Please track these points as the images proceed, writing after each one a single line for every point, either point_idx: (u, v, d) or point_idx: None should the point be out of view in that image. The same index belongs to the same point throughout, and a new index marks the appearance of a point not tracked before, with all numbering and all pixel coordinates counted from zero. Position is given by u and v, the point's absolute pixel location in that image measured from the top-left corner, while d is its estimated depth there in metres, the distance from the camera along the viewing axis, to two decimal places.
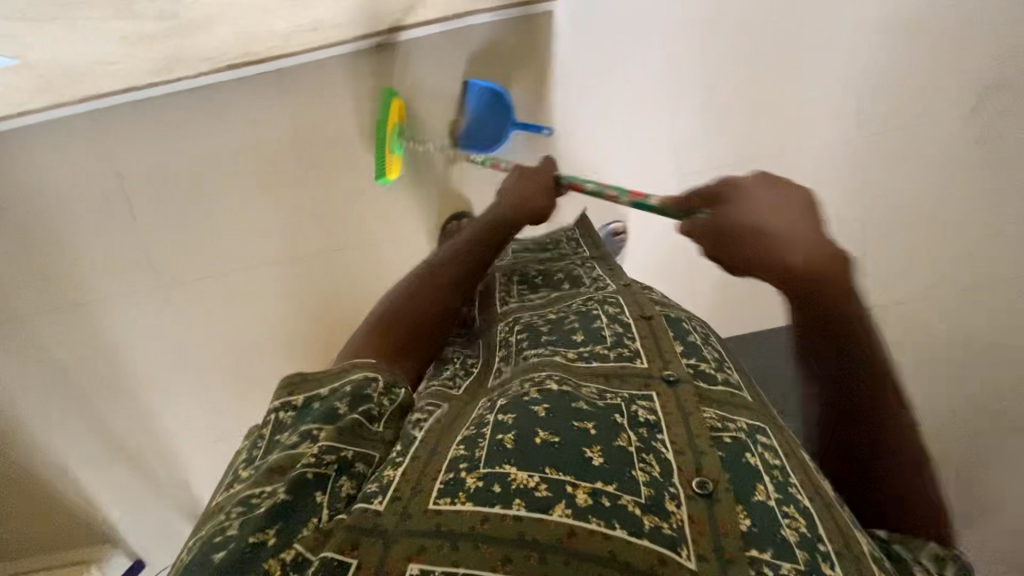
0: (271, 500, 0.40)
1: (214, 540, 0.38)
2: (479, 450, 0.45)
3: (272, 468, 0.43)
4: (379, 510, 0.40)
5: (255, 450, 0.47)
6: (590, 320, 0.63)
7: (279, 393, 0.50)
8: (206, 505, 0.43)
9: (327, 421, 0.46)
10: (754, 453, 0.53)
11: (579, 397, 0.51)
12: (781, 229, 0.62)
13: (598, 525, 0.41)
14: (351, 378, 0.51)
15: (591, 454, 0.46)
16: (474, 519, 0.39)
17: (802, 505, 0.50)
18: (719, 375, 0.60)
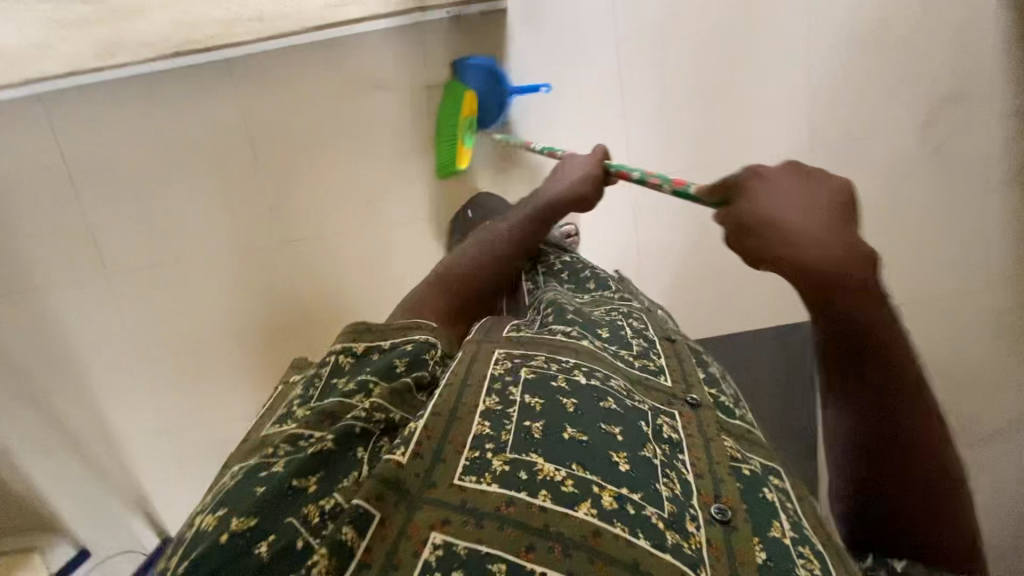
0: (318, 446, 0.39)
1: (259, 473, 0.38)
2: (504, 433, 0.42)
3: (323, 412, 0.42)
4: (401, 462, 0.38)
5: (310, 389, 0.45)
6: (617, 327, 0.60)
7: (344, 335, 0.49)
8: (257, 430, 0.43)
9: (383, 377, 0.45)
10: (770, 489, 0.50)
11: (607, 395, 0.48)
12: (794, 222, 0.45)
13: (623, 531, 0.38)
14: (413, 339, 0.49)
15: (618, 459, 0.43)
16: (500, 500, 0.37)
17: (817, 547, 0.46)
18: (738, 410, 0.57)
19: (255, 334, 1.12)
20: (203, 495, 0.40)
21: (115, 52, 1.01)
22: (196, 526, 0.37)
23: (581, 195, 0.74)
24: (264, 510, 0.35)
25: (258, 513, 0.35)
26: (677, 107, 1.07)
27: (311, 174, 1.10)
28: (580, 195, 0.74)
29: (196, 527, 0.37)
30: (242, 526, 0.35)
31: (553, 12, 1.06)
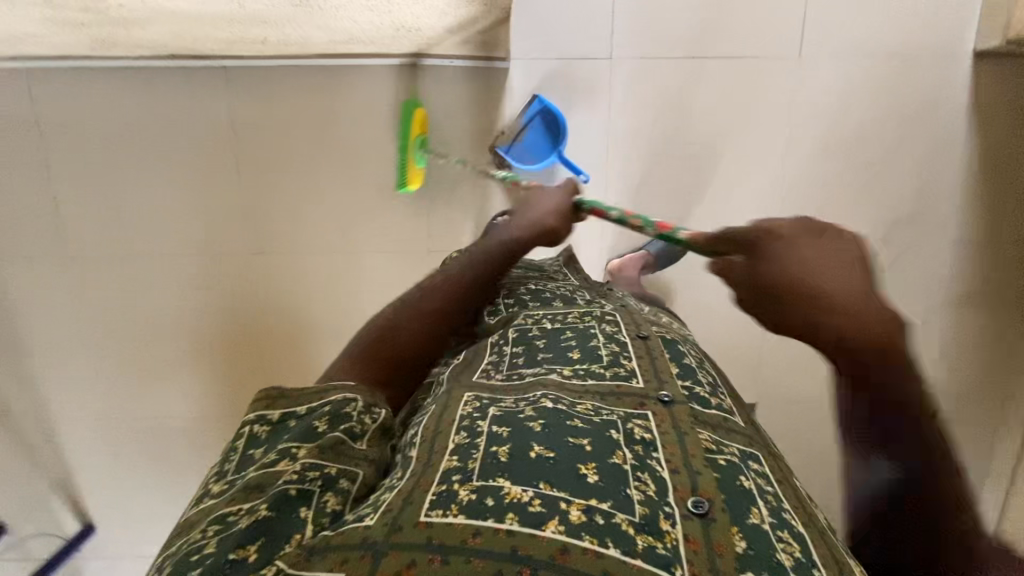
0: (252, 517, 0.39)
1: (193, 558, 0.37)
2: (472, 462, 0.44)
3: (249, 487, 0.42)
4: (369, 525, 0.39)
5: (228, 464, 0.47)
6: (587, 338, 0.64)
7: (256, 406, 0.52)
8: (180, 518, 0.43)
9: (305, 439, 0.46)
10: (747, 476, 0.51)
11: (573, 414, 0.51)
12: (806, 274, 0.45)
13: (591, 544, 0.40)
14: (329, 399, 0.50)
15: (585, 471, 0.45)
16: (466, 532, 0.39)
17: (795, 530, 0.48)
18: (713, 399, 0.59)
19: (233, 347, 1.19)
20: None
21: (111, 48, 1.02)
22: None
23: (554, 228, 0.76)
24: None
25: None
26: (663, 170, 1.13)
27: (293, 195, 1.13)
28: (548, 228, 0.75)
29: None
30: None
31: (562, 82, 1.10)
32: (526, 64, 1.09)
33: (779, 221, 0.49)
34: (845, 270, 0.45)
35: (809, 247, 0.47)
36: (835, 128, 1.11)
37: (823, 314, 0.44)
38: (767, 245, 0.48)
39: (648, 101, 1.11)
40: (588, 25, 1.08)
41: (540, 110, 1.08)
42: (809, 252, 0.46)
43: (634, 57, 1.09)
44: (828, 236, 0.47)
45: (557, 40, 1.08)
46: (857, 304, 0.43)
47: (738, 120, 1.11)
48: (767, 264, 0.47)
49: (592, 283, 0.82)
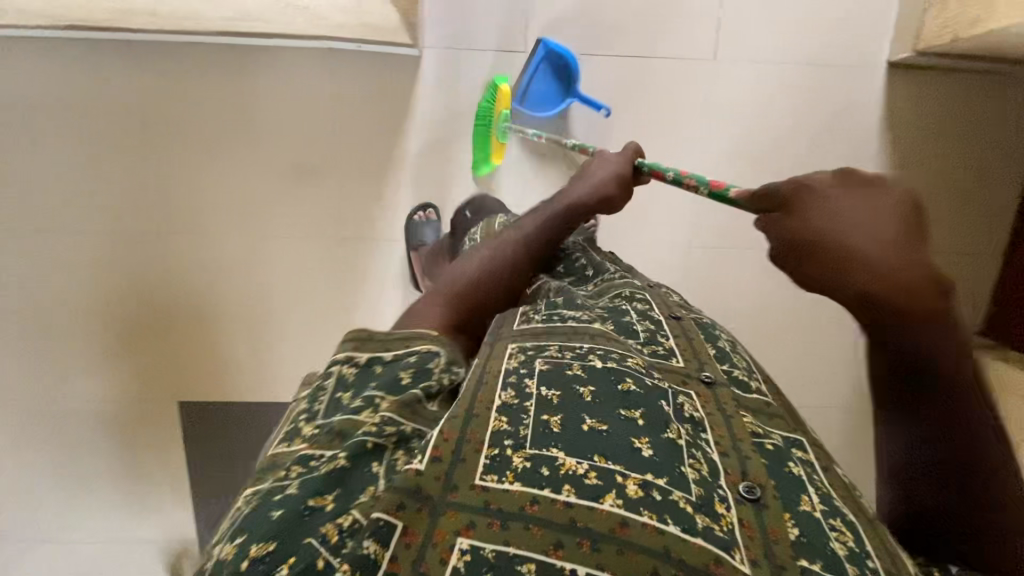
0: (331, 464, 0.38)
1: (273, 498, 0.37)
2: (522, 428, 0.41)
3: (333, 431, 0.41)
4: (419, 469, 0.37)
5: (316, 404, 0.45)
6: (620, 314, 0.62)
7: (346, 346, 0.49)
8: (267, 455, 0.42)
9: (390, 391, 0.44)
10: (795, 462, 0.49)
11: (625, 377, 0.48)
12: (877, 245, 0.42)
13: (651, 519, 0.38)
14: (415, 350, 0.48)
15: (640, 444, 0.42)
16: (524, 499, 0.36)
17: (846, 518, 0.46)
18: (751, 382, 0.58)
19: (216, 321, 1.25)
20: (220, 523, 0.40)
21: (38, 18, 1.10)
22: (214, 556, 0.36)
23: (612, 195, 0.75)
24: (284, 534, 0.34)
25: (275, 538, 0.34)
26: (592, 130, 1.20)
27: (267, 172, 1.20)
28: (608, 195, 0.75)
29: (214, 558, 0.36)
30: (262, 551, 0.34)
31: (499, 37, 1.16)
32: (438, 52, 1.17)
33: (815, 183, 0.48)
34: (882, 221, 0.43)
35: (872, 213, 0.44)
36: (747, 99, 1.19)
37: (862, 275, 0.42)
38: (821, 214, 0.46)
39: (558, 89, 1.18)
40: (497, 16, 1.16)
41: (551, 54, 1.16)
42: (840, 206, 0.45)
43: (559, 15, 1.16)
44: (864, 189, 0.46)
45: (467, 28, 1.16)
46: (887, 254, 0.42)
47: (660, 102, 1.18)
48: (797, 221, 0.47)
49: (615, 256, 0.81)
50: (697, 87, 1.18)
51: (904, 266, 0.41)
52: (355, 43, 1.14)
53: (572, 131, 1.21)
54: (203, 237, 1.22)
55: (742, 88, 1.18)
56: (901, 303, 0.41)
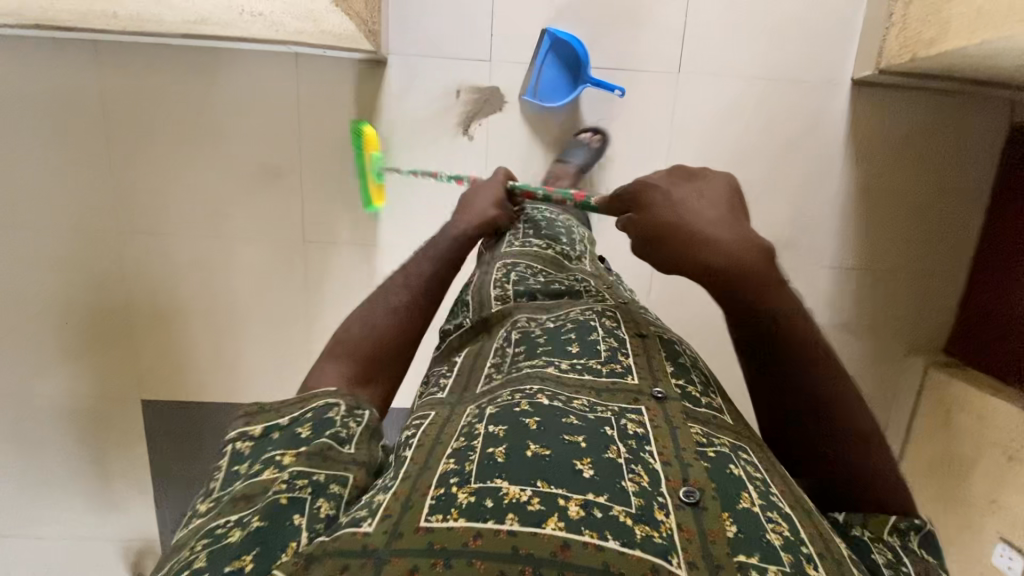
0: (243, 529, 0.40)
1: (183, 574, 0.38)
2: (468, 464, 0.44)
3: (236, 497, 0.43)
4: (367, 532, 0.39)
5: (214, 482, 0.46)
6: (587, 331, 0.65)
7: (235, 422, 0.49)
8: (169, 542, 0.42)
9: (290, 446, 0.46)
10: (736, 464, 0.52)
11: (569, 412, 0.51)
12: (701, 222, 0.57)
13: (591, 537, 0.40)
14: (310, 406, 0.50)
15: (582, 466, 0.45)
16: (467, 535, 0.39)
17: (782, 510, 0.49)
18: (704, 398, 0.60)
19: (218, 321, 1.35)
20: None
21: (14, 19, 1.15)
22: None
23: (493, 216, 0.83)
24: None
25: None
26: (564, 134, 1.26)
27: (259, 179, 1.28)
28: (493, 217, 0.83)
29: None
30: None
31: (470, 50, 1.23)
32: (400, 61, 1.24)
33: (651, 178, 0.62)
34: (708, 205, 0.58)
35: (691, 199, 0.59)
36: (718, 103, 1.23)
37: (699, 243, 0.56)
38: (656, 203, 0.60)
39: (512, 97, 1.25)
40: (461, 31, 1.23)
41: (551, 44, 1.20)
42: (677, 196, 0.60)
43: (527, 28, 1.22)
44: (695, 183, 0.61)
45: (432, 40, 1.23)
46: (721, 230, 0.56)
47: (634, 105, 1.24)
48: (645, 211, 0.60)
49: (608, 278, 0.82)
50: (668, 89, 1.23)
51: (733, 236, 0.55)
52: (319, 49, 1.19)
53: (582, 114, 1.26)
54: (203, 241, 1.31)
55: (712, 88, 1.23)
56: (732, 268, 0.54)
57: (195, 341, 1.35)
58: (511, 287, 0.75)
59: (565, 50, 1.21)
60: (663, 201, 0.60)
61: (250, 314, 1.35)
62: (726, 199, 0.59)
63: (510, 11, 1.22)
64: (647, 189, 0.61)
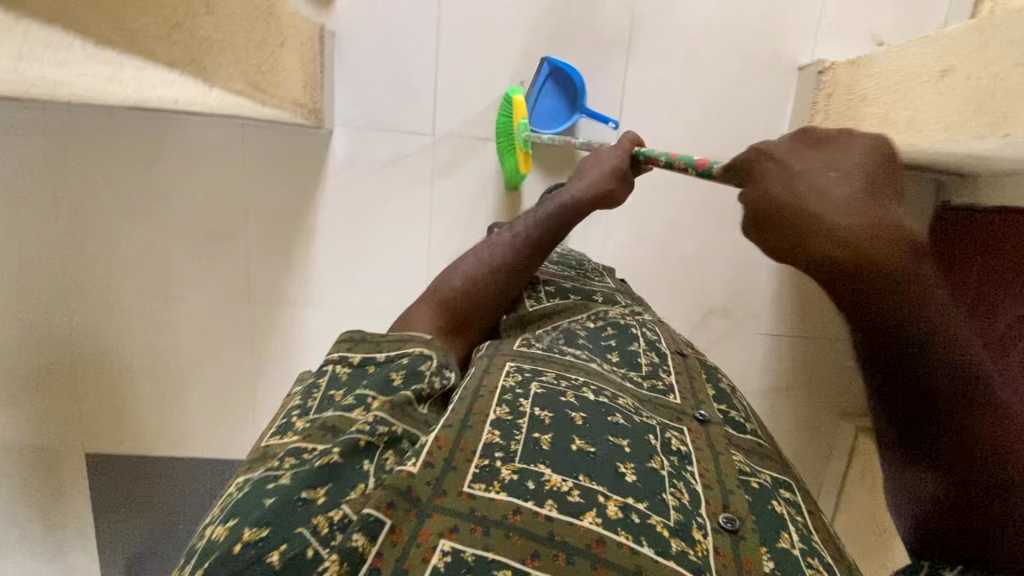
0: (325, 458, 0.41)
1: (267, 485, 0.40)
2: (514, 443, 0.44)
3: (326, 427, 0.45)
4: (412, 471, 0.40)
5: (310, 400, 0.49)
6: (628, 342, 0.64)
7: (340, 347, 0.53)
8: (261, 446, 0.45)
9: (381, 391, 0.47)
10: (779, 501, 0.51)
11: (615, 411, 0.51)
12: (823, 197, 0.42)
13: (627, 540, 0.40)
14: (408, 352, 0.51)
15: (625, 469, 0.45)
16: (507, 508, 0.39)
17: (824, 559, 0.48)
18: (748, 424, 0.60)
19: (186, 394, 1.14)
20: (213, 508, 0.42)
21: None
22: (207, 535, 0.39)
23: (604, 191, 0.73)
24: (273, 521, 0.37)
25: (269, 523, 0.37)
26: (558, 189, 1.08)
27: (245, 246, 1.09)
28: (606, 191, 0.73)
29: (207, 535, 0.39)
30: (255, 535, 0.36)
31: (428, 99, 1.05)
32: (348, 130, 1.05)
33: (773, 143, 0.47)
34: (838, 179, 0.42)
35: (816, 161, 0.44)
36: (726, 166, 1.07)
37: (811, 224, 0.42)
38: (765, 166, 0.46)
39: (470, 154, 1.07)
40: (401, 101, 1.05)
41: (550, 73, 1.02)
42: (797, 168, 0.45)
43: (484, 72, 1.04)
44: (824, 150, 0.45)
45: (375, 109, 1.05)
46: (847, 212, 0.41)
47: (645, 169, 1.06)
48: (755, 187, 0.46)
49: (630, 292, 0.79)
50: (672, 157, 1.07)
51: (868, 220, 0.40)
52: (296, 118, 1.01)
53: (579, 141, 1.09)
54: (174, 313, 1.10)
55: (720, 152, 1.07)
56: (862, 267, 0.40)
57: (162, 400, 1.14)
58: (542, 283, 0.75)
59: (564, 79, 1.03)
60: (777, 165, 0.46)
61: (199, 379, 1.14)
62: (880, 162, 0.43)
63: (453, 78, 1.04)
64: (760, 151, 0.47)
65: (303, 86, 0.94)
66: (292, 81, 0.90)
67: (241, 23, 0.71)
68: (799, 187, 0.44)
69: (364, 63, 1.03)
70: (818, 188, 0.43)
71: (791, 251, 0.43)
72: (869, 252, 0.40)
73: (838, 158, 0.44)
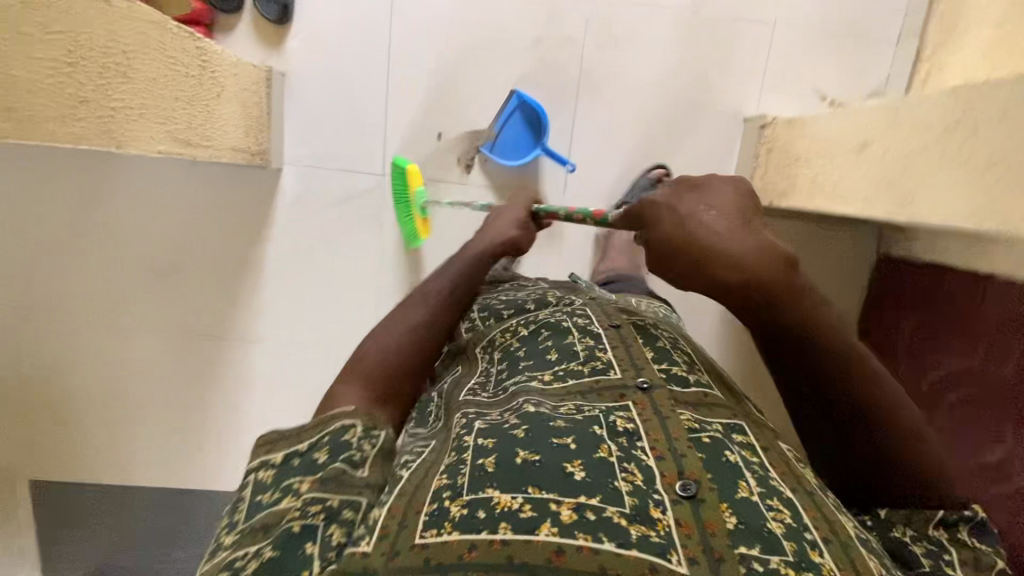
0: (259, 560, 0.41)
1: None
2: (461, 478, 0.46)
3: (256, 530, 0.43)
4: (366, 551, 0.40)
5: (235, 514, 0.46)
6: (563, 337, 0.66)
7: (258, 452, 0.50)
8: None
9: (307, 473, 0.46)
10: (732, 450, 0.53)
11: (556, 416, 0.53)
12: (716, 238, 0.53)
13: (586, 541, 0.42)
14: (327, 429, 0.49)
15: (573, 468, 0.46)
16: (461, 548, 0.40)
17: (784, 495, 0.50)
18: (692, 376, 0.62)
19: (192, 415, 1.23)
20: None
21: None
22: None
23: (516, 238, 0.80)
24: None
25: None
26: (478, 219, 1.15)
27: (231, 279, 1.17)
28: (513, 237, 0.80)
29: None
30: None
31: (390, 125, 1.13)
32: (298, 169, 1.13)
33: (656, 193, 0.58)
34: (717, 216, 0.54)
35: (699, 206, 0.56)
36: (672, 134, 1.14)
37: (714, 261, 0.53)
38: (657, 215, 0.57)
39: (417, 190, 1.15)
40: (344, 137, 1.13)
41: (518, 105, 1.10)
42: (683, 210, 0.56)
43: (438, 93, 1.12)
44: (702, 193, 0.57)
45: (326, 148, 1.13)
46: (734, 243, 0.53)
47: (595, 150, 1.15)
48: (654, 234, 0.57)
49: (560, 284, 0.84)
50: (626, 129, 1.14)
51: (752, 246, 0.53)
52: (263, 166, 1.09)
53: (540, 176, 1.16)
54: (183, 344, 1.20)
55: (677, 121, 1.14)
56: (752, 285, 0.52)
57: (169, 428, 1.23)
58: (477, 313, 0.77)
59: (531, 113, 1.11)
60: (668, 213, 0.56)
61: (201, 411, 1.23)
62: (744, 198, 0.56)
63: (395, 113, 1.12)
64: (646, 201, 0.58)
65: (246, 131, 0.99)
66: (226, 133, 0.92)
67: (168, 83, 0.76)
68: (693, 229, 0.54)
69: (325, 92, 1.11)
70: (706, 229, 0.54)
71: (692, 281, 0.55)
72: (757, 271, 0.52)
73: (715, 198, 0.56)
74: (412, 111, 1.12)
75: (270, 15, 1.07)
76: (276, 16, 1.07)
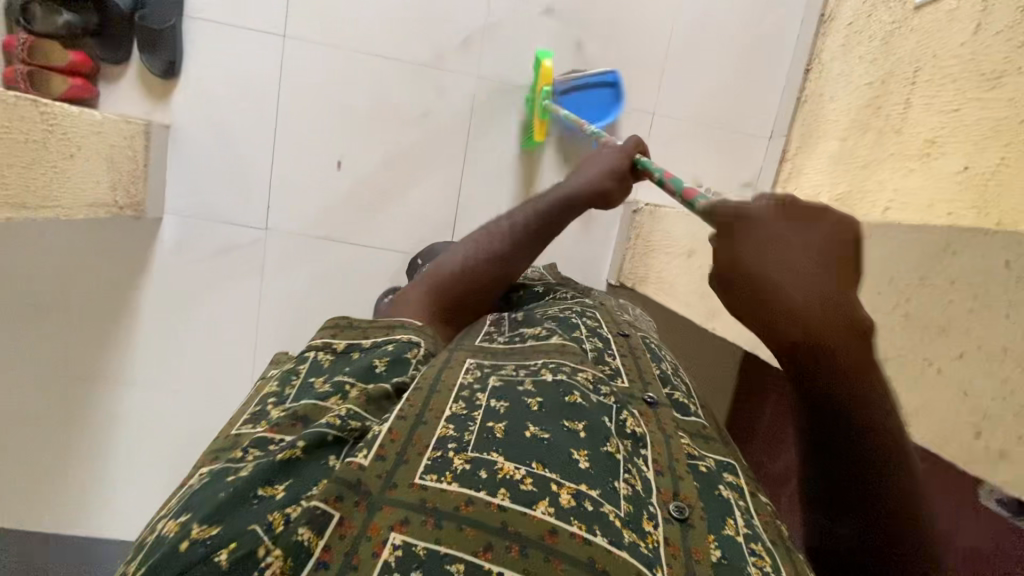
0: (290, 450, 0.40)
1: (225, 478, 0.39)
2: (467, 434, 0.44)
3: (297, 416, 0.44)
4: (362, 465, 0.39)
5: (288, 387, 0.49)
6: (571, 328, 0.65)
7: (325, 333, 0.55)
8: (231, 435, 0.45)
9: (362, 378, 0.49)
10: (724, 486, 0.53)
11: (573, 390, 0.51)
12: (788, 278, 0.44)
13: (580, 529, 0.40)
14: (395, 338, 0.54)
15: (578, 456, 0.45)
16: (459, 500, 0.39)
17: (766, 544, 0.49)
18: (692, 407, 0.62)
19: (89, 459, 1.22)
20: (168, 500, 0.41)
21: None
22: (156, 531, 0.37)
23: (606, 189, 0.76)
24: (226, 516, 0.36)
25: (220, 522, 0.35)
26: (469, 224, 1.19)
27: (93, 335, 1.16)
28: (605, 188, 0.75)
29: (156, 532, 0.37)
30: (204, 533, 0.35)
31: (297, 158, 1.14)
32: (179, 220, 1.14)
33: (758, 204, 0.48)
34: (804, 254, 0.43)
35: (791, 231, 0.45)
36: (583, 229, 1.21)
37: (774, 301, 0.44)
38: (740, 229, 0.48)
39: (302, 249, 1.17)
40: (233, 194, 1.14)
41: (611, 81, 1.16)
42: (769, 235, 0.46)
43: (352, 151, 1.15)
44: (806, 220, 0.46)
45: (210, 201, 1.14)
46: (804, 287, 0.43)
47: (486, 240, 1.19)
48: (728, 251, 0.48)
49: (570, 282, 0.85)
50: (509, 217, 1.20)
51: (820, 303, 0.43)
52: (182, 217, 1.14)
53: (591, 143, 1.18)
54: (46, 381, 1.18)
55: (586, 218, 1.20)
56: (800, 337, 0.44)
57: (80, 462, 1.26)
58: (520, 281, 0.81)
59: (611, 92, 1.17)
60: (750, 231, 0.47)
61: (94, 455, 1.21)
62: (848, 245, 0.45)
63: (291, 162, 1.14)
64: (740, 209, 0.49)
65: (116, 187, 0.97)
66: (86, 188, 0.91)
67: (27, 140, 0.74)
68: (764, 258, 0.45)
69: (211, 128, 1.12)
70: (780, 261, 0.44)
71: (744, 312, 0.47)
72: (819, 327, 0.43)
73: (817, 233, 0.44)
74: (304, 174, 1.15)
75: (157, 70, 1.08)
76: (162, 72, 1.08)
